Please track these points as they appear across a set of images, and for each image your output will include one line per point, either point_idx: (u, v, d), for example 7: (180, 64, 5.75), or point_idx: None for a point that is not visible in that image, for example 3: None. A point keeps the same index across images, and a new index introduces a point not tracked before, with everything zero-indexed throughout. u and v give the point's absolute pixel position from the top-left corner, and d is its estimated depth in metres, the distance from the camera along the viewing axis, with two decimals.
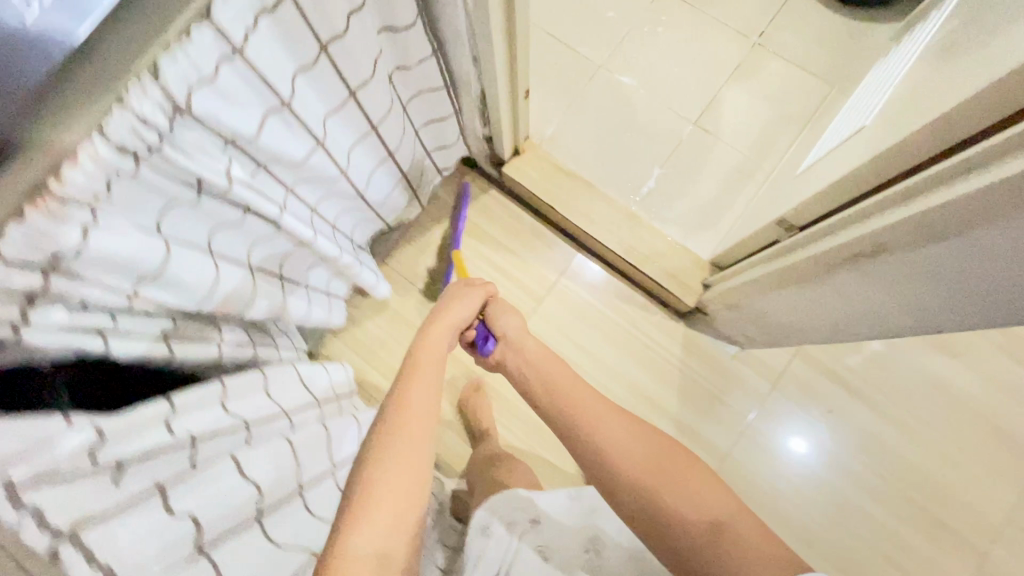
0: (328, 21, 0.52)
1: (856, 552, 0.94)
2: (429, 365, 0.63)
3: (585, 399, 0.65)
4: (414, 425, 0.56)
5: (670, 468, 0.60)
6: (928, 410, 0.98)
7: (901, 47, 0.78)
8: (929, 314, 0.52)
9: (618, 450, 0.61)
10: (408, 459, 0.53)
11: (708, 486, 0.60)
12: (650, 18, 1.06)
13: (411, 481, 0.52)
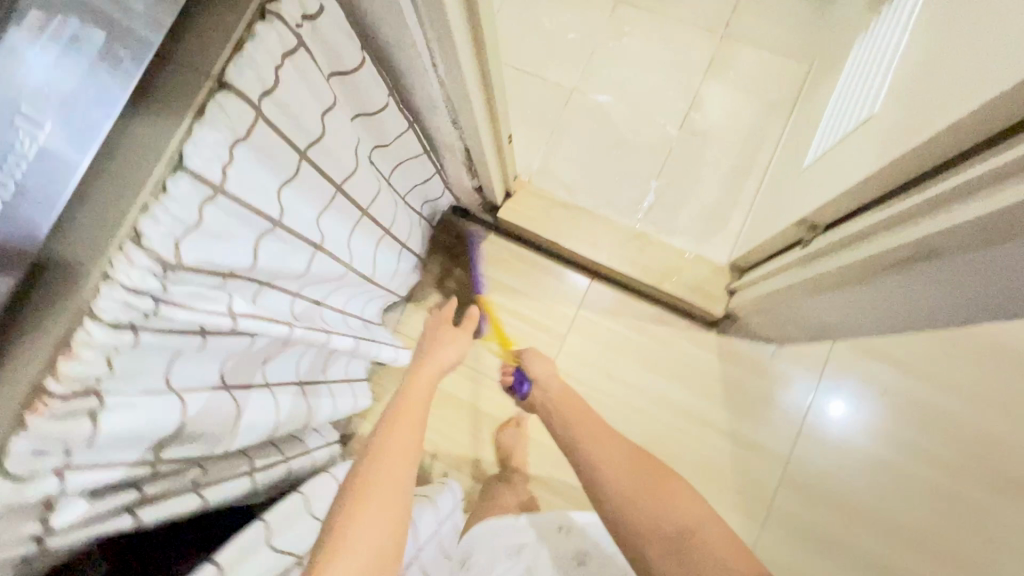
0: (303, 130, 0.48)
1: (941, 530, 0.91)
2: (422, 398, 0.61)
3: (592, 433, 0.70)
4: (404, 459, 0.53)
5: (656, 491, 0.65)
6: (982, 369, 0.95)
7: (883, 17, 0.76)
8: (992, 300, 0.48)
9: (618, 475, 0.66)
10: (397, 493, 0.51)
11: (679, 492, 0.65)
12: (612, 31, 1.03)
13: (396, 516, 0.50)
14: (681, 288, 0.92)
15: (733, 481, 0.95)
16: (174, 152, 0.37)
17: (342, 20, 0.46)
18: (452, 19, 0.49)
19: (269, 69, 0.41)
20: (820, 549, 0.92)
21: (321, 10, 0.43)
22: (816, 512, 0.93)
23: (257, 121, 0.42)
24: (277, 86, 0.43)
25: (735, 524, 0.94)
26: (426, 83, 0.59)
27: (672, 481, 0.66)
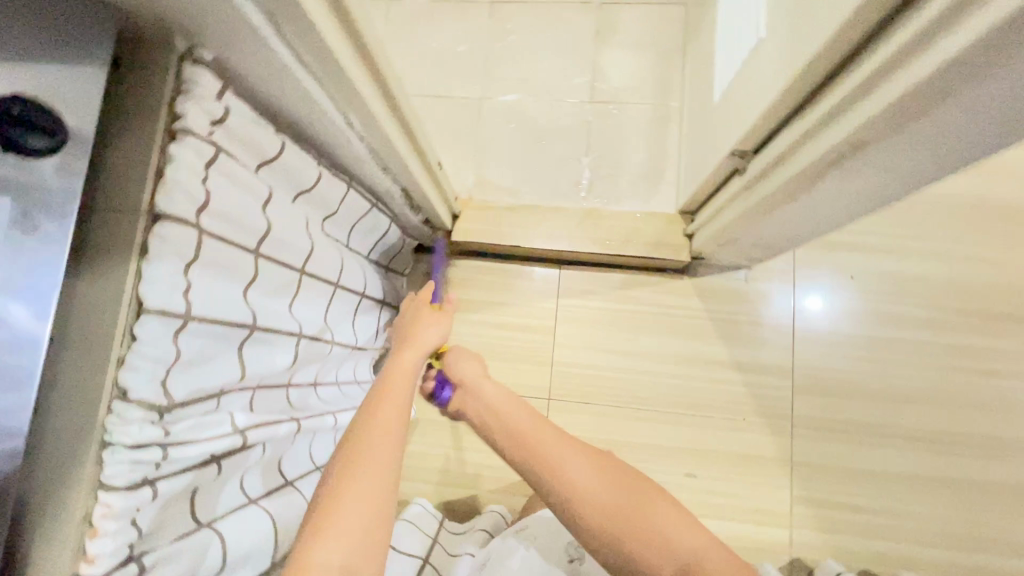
0: (249, 229, 0.47)
1: (942, 380, 0.98)
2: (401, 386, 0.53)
3: (555, 443, 0.55)
4: (385, 456, 0.47)
5: (646, 511, 0.52)
6: (927, 225, 1.02)
7: None
8: (939, 160, 0.48)
9: (592, 492, 0.52)
10: (374, 497, 0.45)
11: (667, 520, 0.52)
12: (498, 33, 1.06)
13: (376, 521, 0.44)
14: (646, 248, 0.95)
15: (754, 404, 1.00)
16: (131, 299, 0.36)
17: (251, 113, 0.45)
18: (353, 74, 0.49)
19: (198, 184, 0.40)
20: (848, 437, 0.98)
21: (228, 110, 0.42)
22: (834, 404, 0.99)
23: (203, 238, 0.41)
24: (211, 198, 0.42)
25: (769, 442, 0.98)
26: (348, 142, 0.58)
27: (656, 506, 0.53)
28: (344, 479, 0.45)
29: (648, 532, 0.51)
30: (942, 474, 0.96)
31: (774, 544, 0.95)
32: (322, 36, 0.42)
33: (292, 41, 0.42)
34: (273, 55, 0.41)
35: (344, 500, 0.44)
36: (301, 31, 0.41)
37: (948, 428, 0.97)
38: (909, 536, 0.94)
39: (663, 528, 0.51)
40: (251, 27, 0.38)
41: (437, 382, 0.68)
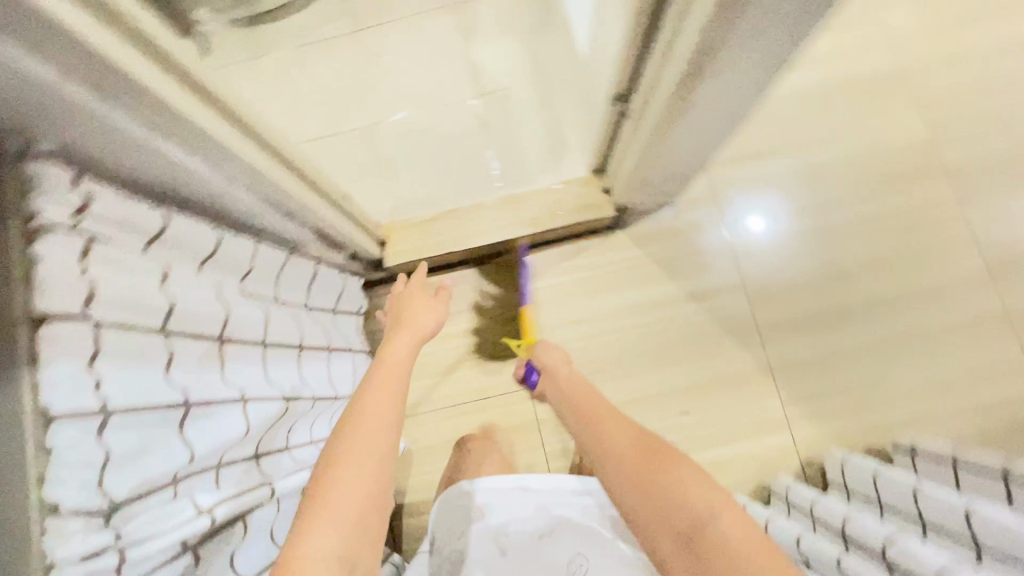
0: (152, 310, 0.45)
1: (876, 247, 1.04)
2: (400, 364, 0.57)
3: (602, 413, 0.62)
4: (383, 421, 0.50)
5: (665, 472, 0.51)
6: (815, 114, 1.08)
7: None
8: (785, 41, 0.51)
9: (619, 453, 0.55)
10: (373, 454, 0.47)
11: (683, 482, 0.50)
12: (370, 59, 1.08)
13: (373, 476, 0.46)
14: (572, 215, 0.97)
15: (720, 327, 1.03)
16: (34, 411, 0.34)
17: (117, 194, 0.44)
18: (209, 124, 0.48)
19: (76, 278, 0.38)
20: (813, 327, 1.02)
21: (89, 197, 0.41)
22: (790, 302, 1.03)
23: (98, 329, 0.39)
24: (97, 288, 0.40)
25: (746, 358, 1.02)
26: (238, 197, 0.57)
27: (675, 465, 0.51)
28: (349, 441, 0.48)
29: (666, 495, 0.49)
30: (906, 332, 1.01)
31: (781, 450, 0.98)
32: (153, 92, 0.41)
33: (130, 108, 0.41)
34: (113, 125, 0.41)
35: (346, 458, 0.46)
36: (131, 92, 0.40)
37: (896, 290, 1.02)
38: (897, 400, 0.98)
39: (679, 490, 0.49)
40: (73, 101, 0.37)
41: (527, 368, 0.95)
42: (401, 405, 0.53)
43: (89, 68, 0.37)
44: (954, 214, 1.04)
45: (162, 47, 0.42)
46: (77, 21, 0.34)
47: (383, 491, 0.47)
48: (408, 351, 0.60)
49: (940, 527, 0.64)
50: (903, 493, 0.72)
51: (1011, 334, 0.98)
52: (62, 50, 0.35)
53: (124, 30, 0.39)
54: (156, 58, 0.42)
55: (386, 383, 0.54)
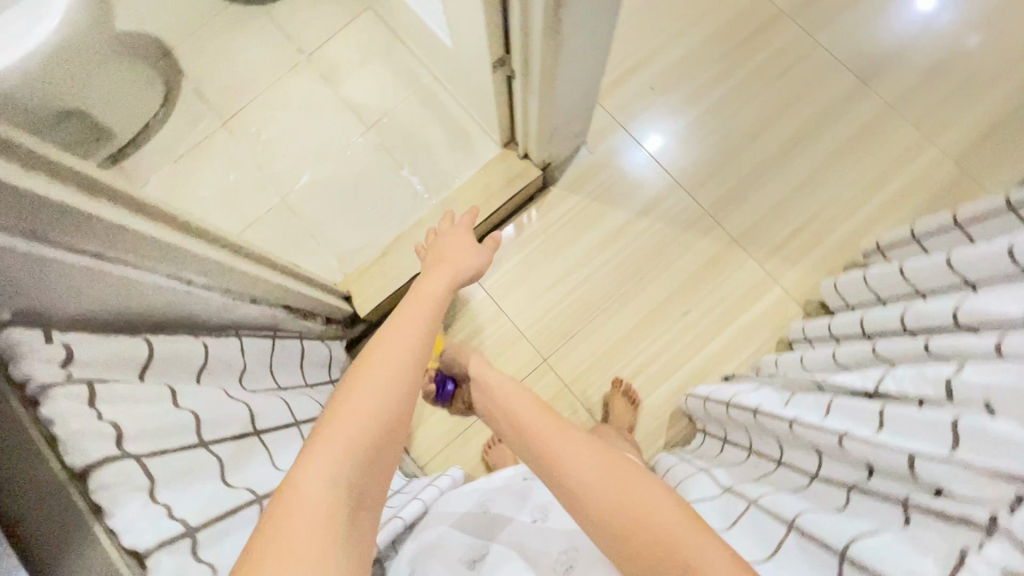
0: (183, 427, 0.44)
1: (764, 99, 1.13)
2: (429, 307, 0.55)
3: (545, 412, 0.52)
4: (408, 353, 0.46)
5: (640, 488, 0.43)
6: (662, 13, 1.18)
7: None
8: None
9: (573, 461, 0.45)
10: (393, 385, 0.43)
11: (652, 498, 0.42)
12: (252, 142, 1.07)
13: (391, 393, 0.42)
14: (506, 191, 1.00)
15: (677, 227, 1.09)
16: (124, 557, 0.34)
17: (89, 337, 0.42)
18: (137, 226, 0.46)
19: (99, 423, 0.37)
20: (749, 188, 1.10)
21: (69, 346, 0.39)
22: (722, 178, 1.11)
23: (143, 460, 0.38)
24: (121, 426, 0.38)
25: (711, 242, 1.08)
26: (202, 295, 0.55)
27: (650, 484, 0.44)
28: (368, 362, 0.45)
29: (636, 507, 0.41)
30: (823, 156, 1.10)
31: (779, 304, 1.05)
32: (73, 207, 0.40)
33: (54, 234, 0.40)
34: (50, 258, 0.39)
35: (359, 384, 0.42)
36: (53, 216, 0.39)
37: (799, 126, 1.12)
38: (846, 215, 1.08)
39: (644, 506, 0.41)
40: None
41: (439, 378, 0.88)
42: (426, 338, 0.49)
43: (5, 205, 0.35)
44: (810, 45, 1.15)
45: (68, 165, 0.40)
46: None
47: (403, 412, 0.43)
48: (435, 293, 0.59)
49: (931, 286, 0.71)
50: (892, 279, 0.80)
51: (900, 119, 1.10)
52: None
53: (37, 163, 0.38)
54: (71, 181, 0.41)
55: (414, 318, 0.52)
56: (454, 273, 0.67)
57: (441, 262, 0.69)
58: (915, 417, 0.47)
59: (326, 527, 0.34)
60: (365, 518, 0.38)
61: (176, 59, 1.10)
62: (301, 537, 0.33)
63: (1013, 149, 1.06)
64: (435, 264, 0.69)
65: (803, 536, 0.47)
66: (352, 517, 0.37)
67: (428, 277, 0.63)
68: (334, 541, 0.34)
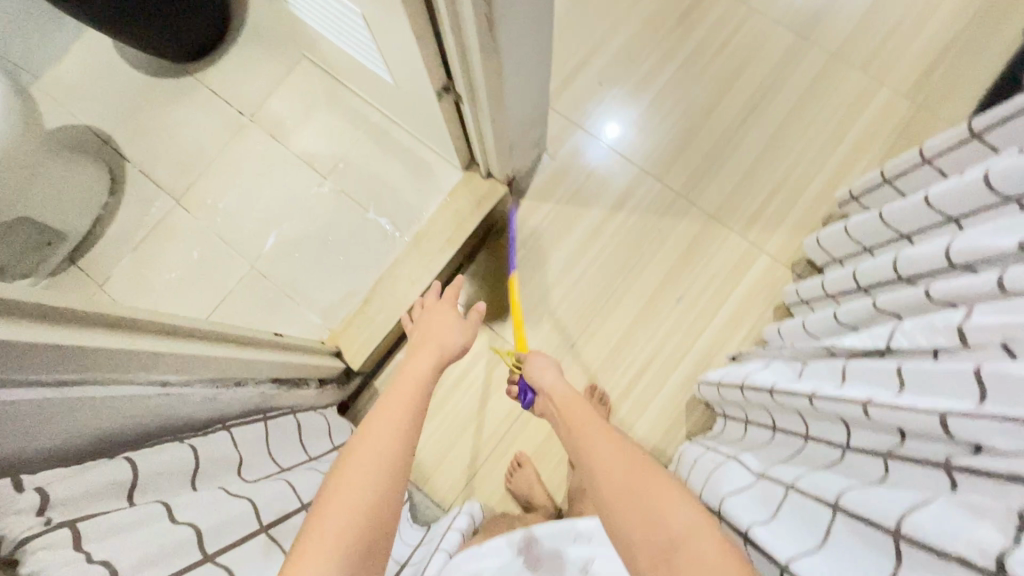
0: (182, 545, 0.41)
1: (711, 72, 1.13)
2: (415, 384, 0.52)
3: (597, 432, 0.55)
4: (392, 438, 0.44)
5: (650, 489, 0.45)
6: (596, 6, 1.17)
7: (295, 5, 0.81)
8: None
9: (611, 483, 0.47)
10: (379, 477, 0.42)
11: (666, 493, 0.45)
12: (210, 214, 1.03)
13: (383, 481, 0.41)
14: (477, 213, 0.98)
15: (654, 215, 1.08)
16: None
17: (63, 471, 0.39)
18: (101, 341, 0.43)
19: (90, 565, 0.34)
20: (715, 163, 1.10)
21: (42, 489, 0.36)
22: (687, 157, 1.10)
23: None
24: (114, 562, 0.36)
25: (690, 222, 1.07)
26: (180, 395, 0.52)
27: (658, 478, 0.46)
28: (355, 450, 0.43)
29: (654, 512, 0.43)
30: (782, 116, 1.10)
31: (769, 271, 1.04)
32: (24, 342, 0.36)
33: (9, 372, 0.36)
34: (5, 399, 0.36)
35: (347, 475, 0.41)
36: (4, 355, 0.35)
37: (752, 92, 1.12)
38: (816, 170, 1.07)
39: (662, 506, 0.44)
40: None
41: (520, 388, 0.79)
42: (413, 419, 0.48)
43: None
44: (746, 11, 1.15)
45: (13, 297, 0.36)
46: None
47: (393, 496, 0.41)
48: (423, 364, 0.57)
49: (916, 228, 0.71)
50: (875, 227, 0.79)
51: (848, 67, 1.11)
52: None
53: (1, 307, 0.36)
54: (37, 315, 0.38)
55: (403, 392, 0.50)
56: (441, 342, 0.64)
57: (426, 341, 0.65)
58: (932, 373, 0.46)
59: None
60: None
61: (116, 144, 1.07)
62: None
63: (960, 76, 1.08)
64: (420, 345, 0.65)
65: (851, 518, 0.45)
66: None
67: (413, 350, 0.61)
68: None
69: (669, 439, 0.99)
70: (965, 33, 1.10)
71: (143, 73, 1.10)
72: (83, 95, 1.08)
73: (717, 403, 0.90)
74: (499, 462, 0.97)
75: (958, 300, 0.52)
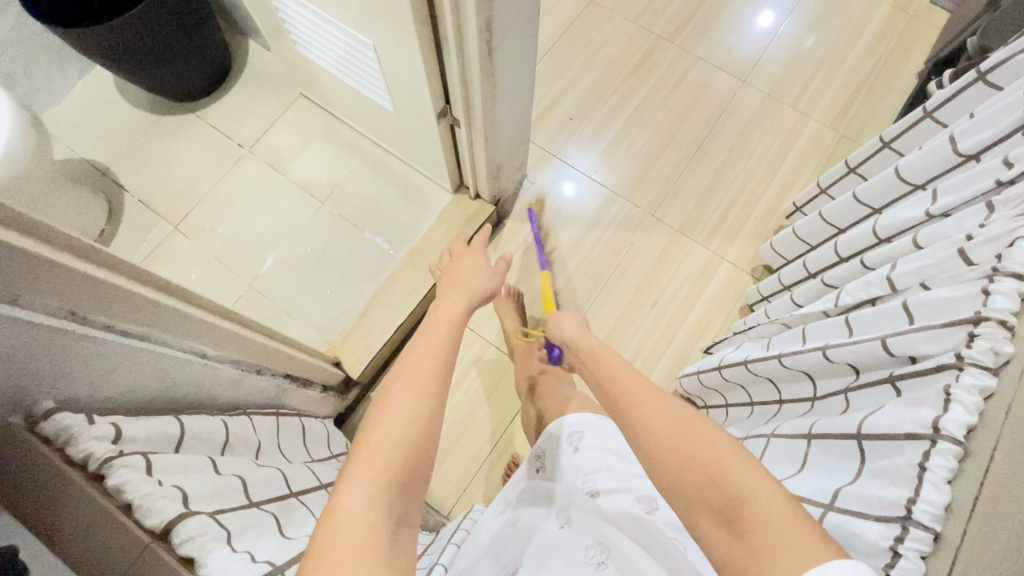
0: (232, 489, 0.44)
1: (666, 109, 1.30)
2: (446, 328, 0.56)
3: (633, 384, 0.53)
4: (429, 376, 0.49)
5: (700, 449, 0.43)
6: (564, 54, 1.34)
7: (302, 44, 0.93)
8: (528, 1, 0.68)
9: (654, 436, 0.46)
10: (414, 408, 0.46)
11: (727, 459, 0.42)
12: (209, 238, 1.08)
13: (419, 417, 0.46)
14: (467, 230, 1.07)
15: (626, 231, 1.19)
16: None
17: (124, 417, 0.43)
18: (159, 298, 0.46)
19: (164, 486, 0.38)
20: (676, 185, 1.23)
21: (114, 425, 0.40)
22: (652, 181, 1.24)
23: (213, 515, 0.39)
24: (183, 487, 0.39)
25: (658, 237, 1.19)
26: (213, 367, 0.55)
27: (714, 447, 0.43)
28: (389, 391, 0.48)
29: (705, 472, 0.42)
30: (729, 145, 1.27)
31: (731, 276, 1.16)
32: (111, 284, 0.41)
33: (92, 312, 0.40)
34: (88, 336, 0.40)
35: (383, 414, 0.46)
36: (94, 294, 0.40)
37: (702, 125, 1.28)
38: (763, 189, 1.23)
39: (719, 470, 0.41)
40: (44, 326, 0.37)
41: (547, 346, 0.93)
42: (445, 363, 0.51)
43: (54, 284, 0.37)
44: (693, 59, 1.34)
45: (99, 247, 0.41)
46: (25, 241, 0.34)
47: (429, 428, 0.46)
48: (453, 314, 0.60)
49: (849, 221, 0.84)
50: (816, 226, 0.92)
51: (781, 104, 1.30)
52: (18, 279, 0.34)
53: (94, 258, 0.41)
54: (120, 270, 0.43)
55: (433, 338, 0.54)
56: (469, 294, 0.67)
57: (457, 286, 0.70)
58: (870, 314, 0.55)
59: (373, 542, 0.38)
60: (406, 534, 0.42)
61: (114, 175, 1.11)
62: (350, 552, 0.38)
63: (871, 111, 1.28)
64: (450, 289, 0.69)
65: (823, 440, 0.52)
66: (398, 532, 0.41)
67: (444, 302, 0.64)
68: (379, 555, 0.38)
69: None
70: (872, 77, 1.31)
71: (146, 110, 1.16)
72: (85, 131, 1.14)
73: (697, 393, 0.97)
74: (495, 465, 1.00)
75: (886, 262, 0.63)
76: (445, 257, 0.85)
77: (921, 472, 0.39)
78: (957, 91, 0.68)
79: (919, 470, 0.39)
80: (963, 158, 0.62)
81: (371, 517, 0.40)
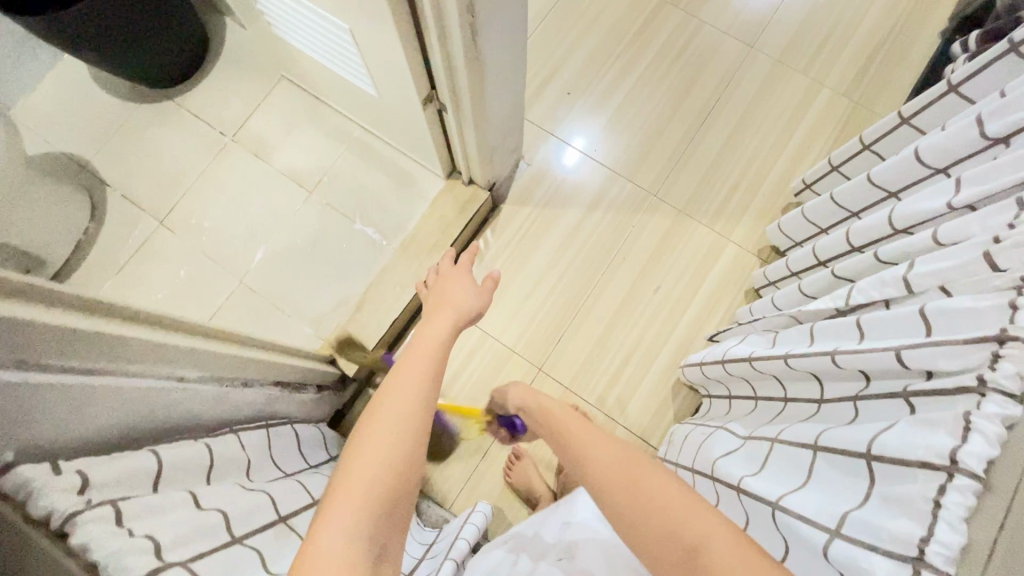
0: (213, 527, 0.43)
1: (668, 79, 1.22)
2: (433, 349, 0.54)
3: (590, 437, 0.52)
4: (414, 403, 0.47)
5: (652, 494, 0.42)
6: (559, 22, 1.25)
7: (277, 26, 0.87)
8: None
9: (615, 480, 0.45)
10: (401, 436, 0.44)
11: (677, 496, 0.42)
12: (196, 232, 1.05)
13: (405, 446, 0.44)
14: (461, 218, 1.03)
15: (628, 212, 1.15)
16: None
17: (95, 459, 0.41)
18: (120, 329, 0.43)
19: (135, 539, 0.36)
20: (679, 162, 1.17)
21: (81, 472, 0.38)
22: (654, 158, 1.18)
23: (187, 566, 0.38)
24: (156, 536, 0.38)
25: (660, 218, 1.14)
26: (195, 390, 0.53)
27: (661, 488, 0.43)
28: (375, 416, 0.45)
29: (657, 517, 0.41)
30: (736, 116, 1.20)
31: (736, 258, 1.12)
32: (61, 326, 0.38)
33: (42, 357, 0.38)
34: (41, 383, 0.37)
35: (368, 439, 0.44)
36: (38, 340, 0.37)
37: (708, 96, 1.21)
38: (771, 163, 1.17)
39: (673, 515, 0.41)
40: None
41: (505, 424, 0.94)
42: (432, 388, 0.49)
43: None
44: (697, 23, 1.25)
45: (44, 282, 0.38)
46: None
47: (413, 457, 0.44)
48: (440, 333, 0.58)
49: (862, 205, 0.79)
50: (827, 209, 0.87)
51: (792, 69, 1.22)
52: None
53: (37, 297, 0.38)
54: (71, 306, 0.40)
55: (422, 360, 0.52)
56: (456, 313, 0.65)
57: (441, 304, 0.67)
58: (884, 318, 0.52)
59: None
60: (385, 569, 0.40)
61: (94, 168, 1.07)
62: None
63: (888, 75, 1.20)
64: (434, 308, 0.67)
65: (830, 454, 0.49)
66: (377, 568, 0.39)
67: (430, 322, 0.62)
68: None
69: (656, 422, 1.04)
70: (891, 36, 1.22)
71: (121, 98, 1.11)
72: (61, 122, 1.09)
73: (700, 383, 0.95)
74: (496, 457, 1.00)
75: (902, 257, 0.59)
76: (429, 273, 0.81)
77: (936, 508, 0.37)
78: (985, 63, 0.62)
79: (933, 506, 0.37)
80: (990, 142, 0.56)
81: (350, 553, 0.38)
